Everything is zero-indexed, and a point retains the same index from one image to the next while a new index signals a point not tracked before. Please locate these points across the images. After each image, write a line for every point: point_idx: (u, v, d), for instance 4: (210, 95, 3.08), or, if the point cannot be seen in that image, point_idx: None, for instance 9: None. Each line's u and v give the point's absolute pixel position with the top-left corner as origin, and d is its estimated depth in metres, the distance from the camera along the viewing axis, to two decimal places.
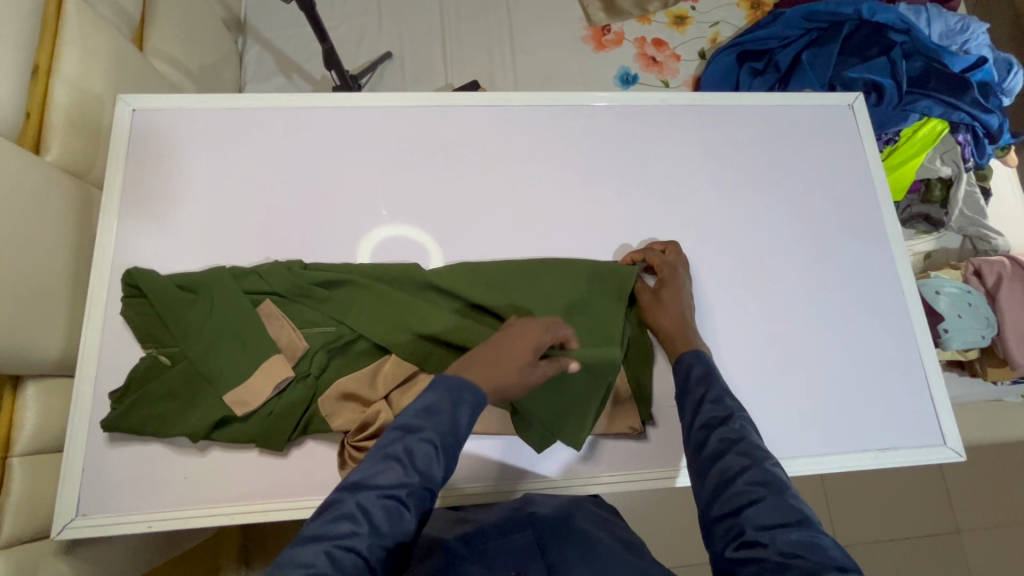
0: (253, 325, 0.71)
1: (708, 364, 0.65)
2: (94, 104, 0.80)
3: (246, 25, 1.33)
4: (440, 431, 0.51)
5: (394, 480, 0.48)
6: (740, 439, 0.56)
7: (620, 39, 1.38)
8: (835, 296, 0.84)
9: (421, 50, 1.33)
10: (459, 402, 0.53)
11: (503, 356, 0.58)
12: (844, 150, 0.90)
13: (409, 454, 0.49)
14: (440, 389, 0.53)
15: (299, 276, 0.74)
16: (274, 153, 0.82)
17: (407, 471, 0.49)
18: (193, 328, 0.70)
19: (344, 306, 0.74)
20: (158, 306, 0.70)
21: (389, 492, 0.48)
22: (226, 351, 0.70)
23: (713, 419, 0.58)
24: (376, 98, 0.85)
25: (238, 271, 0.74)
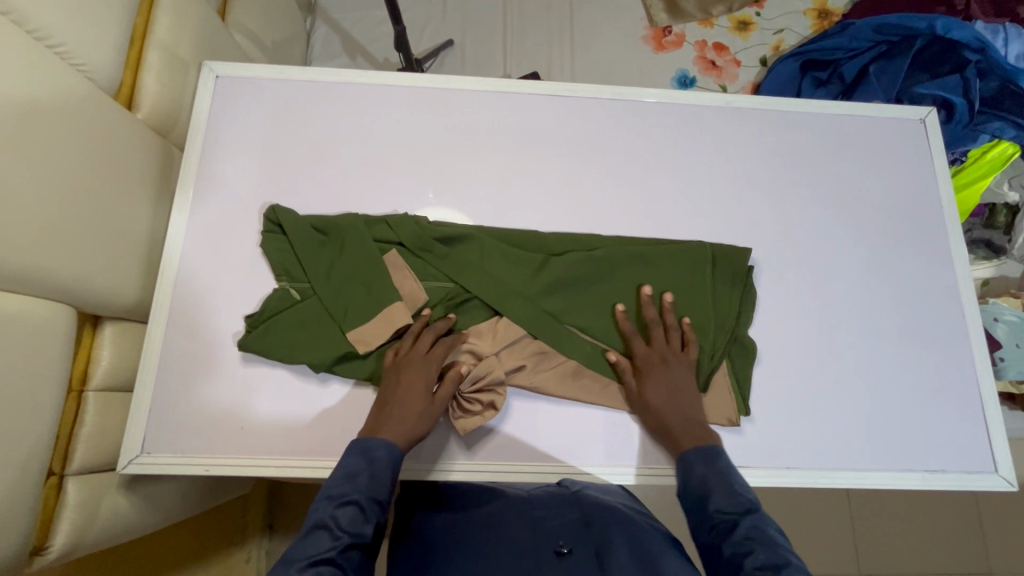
0: (381, 272, 0.75)
1: (702, 455, 0.66)
2: (181, 68, 0.84)
3: (316, 6, 1.38)
4: (362, 493, 0.58)
5: (325, 544, 0.53)
6: (727, 495, 0.60)
7: (680, 41, 1.37)
8: (894, 314, 0.82)
9: (481, 39, 1.35)
10: (381, 457, 0.62)
11: (405, 403, 0.66)
12: (913, 165, 0.88)
13: (336, 518, 0.56)
14: (360, 454, 0.62)
15: (427, 233, 0.77)
16: (344, 127, 0.85)
17: (336, 531, 0.55)
18: (324, 268, 0.75)
19: (464, 267, 0.77)
20: (296, 243, 0.75)
21: (324, 551, 0.53)
22: (354, 293, 0.74)
23: (699, 483, 0.63)
24: (446, 81, 0.87)
25: (369, 219, 0.78)
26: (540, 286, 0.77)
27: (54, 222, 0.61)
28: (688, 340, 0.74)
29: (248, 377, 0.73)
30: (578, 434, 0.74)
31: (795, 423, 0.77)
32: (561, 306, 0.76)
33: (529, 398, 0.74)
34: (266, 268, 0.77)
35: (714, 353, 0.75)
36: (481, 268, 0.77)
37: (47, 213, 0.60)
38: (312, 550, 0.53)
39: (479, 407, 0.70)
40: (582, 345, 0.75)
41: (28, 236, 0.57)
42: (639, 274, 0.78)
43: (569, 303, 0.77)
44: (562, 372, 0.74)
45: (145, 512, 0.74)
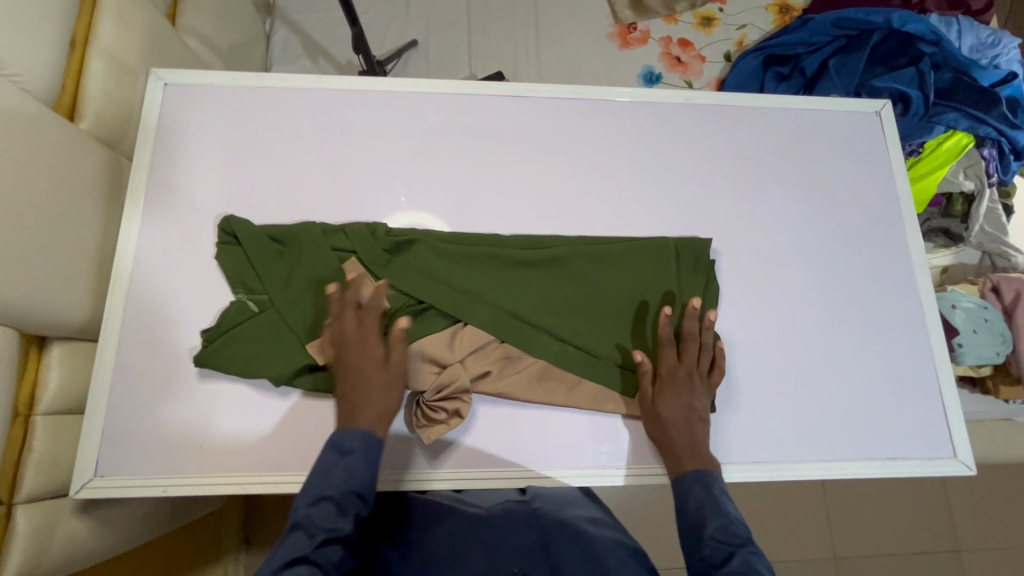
0: (341, 282, 0.73)
1: (704, 486, 0.66)
2: (128, 75, 0.81)
3: (275, 7, 1.34)
4: (363, 450, 0.63)
5: (336, 490, 0.59)
6: (722, 526, 0.61)
7: (645, 38, 1.38)
8: (856, 305, 0.83)
9: (445, 39, 1.34)
10: (351, 486, 0.60)
11: (367, 390, 0.66)
12: (869, 157, 0.89)
13: (343, 467, 0.61)
14: (324, 495, 0.59)
15: (379, 242, 0.75)
16: (301, 134, 0.83)
17: (342, 480, 0.60)
18: (283, 279, 0.73)
19: (422, 273, 0.74)
20: (253, 254, 0.73)
21: (333, 493, 0.59)
22: (314, 304, 0.72)
23: (697, 510, 0.64)
24: (405, 84, 0.86)
25: (327, 226, 0.75)
26: (503, 291, 0.75)
27: None
28: (716, 365, 0.74)
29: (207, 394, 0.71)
30: (544, 439, 0.73)
31: (761, 418, 0.78)
32: (524, 306, 0.75)
33: (494, 404, 0.74)
34: (221, 280, 0.75)
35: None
36: (437, 273, 0.75)
37: None
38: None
39: (445, 416, 0.69)
40: (549, 348, 0.74)
41: None
42: (602, 274, 0.77)
43: (533, 305, 0.75)
44: (530, 376, 0.73)
45: (104, 536, 0.72)
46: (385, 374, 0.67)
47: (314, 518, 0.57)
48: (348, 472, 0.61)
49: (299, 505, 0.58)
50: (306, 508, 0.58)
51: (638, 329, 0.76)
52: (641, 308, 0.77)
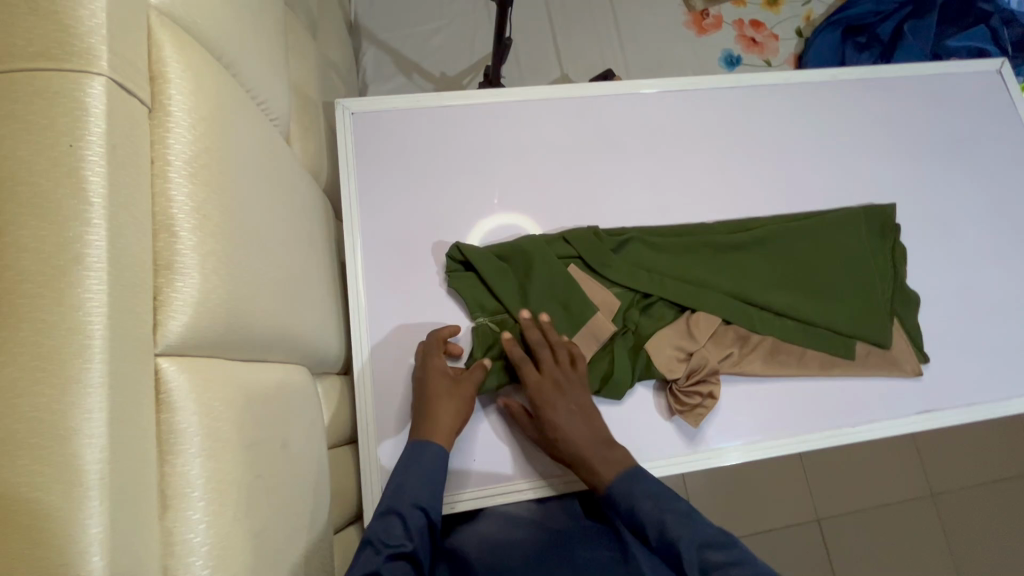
0: (575, 286, 0.76)
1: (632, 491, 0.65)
2: (313, 109, 0.81)
3: (358, 27, 1.34)
4: (431, 463, 0.65)
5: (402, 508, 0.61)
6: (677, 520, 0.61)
7: (719, 22, 1.42)
8: (1016, 251, 0.90)
9: (532, 43, 1.36)
10: (417, 504, 0.62)
11: (439, 407, 0.67)
12: (1000, 112, 0.97)
13: (404, 485, 0.63)
14: (393, 513, 0.61)
15: (605, 243, 0.78)
16: (489, 147, 0.84)
17: (404, 499, 0.62)
18: (519, 294, 0.76)
19: (642, 269, 0.78)
20: (486, 273, 0.75)
21: (401, 508, 0.61)
22: (556, 312, 0.75)
23: (668, 516, 0.61)
24: (576, 89, 0.88)
25: (547, 237, 0.78)
26: (723, 275, 0.79)
27: (296, 285, 0.59)
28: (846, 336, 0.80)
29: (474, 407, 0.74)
30: (784, 409, 0.78)
31: (959, 365, 0.83)
32: (741, 287, 0.79)
33: (733, 383, 0.78)
34: (453, 300, 0.77)
35: (886, 311, 0.81)
36: (661, 266, 0.79)
37: (290, 275, 0.58)
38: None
39: (698, 398, 0.74)
40: (774, 324, 0.78)
41: (288, 302, 0.55)
42: (803, 248, 0.82)
43: (751, 285, 0.79)
44: (763, 353, 0.77)
45: None
46: (450, 390, 0.68)
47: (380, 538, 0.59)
48: (418, 487, 0.63)
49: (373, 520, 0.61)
50: (381, 524, 0.60)
51: (844, 295, 0.81)
52: (844, 277, 0.82)
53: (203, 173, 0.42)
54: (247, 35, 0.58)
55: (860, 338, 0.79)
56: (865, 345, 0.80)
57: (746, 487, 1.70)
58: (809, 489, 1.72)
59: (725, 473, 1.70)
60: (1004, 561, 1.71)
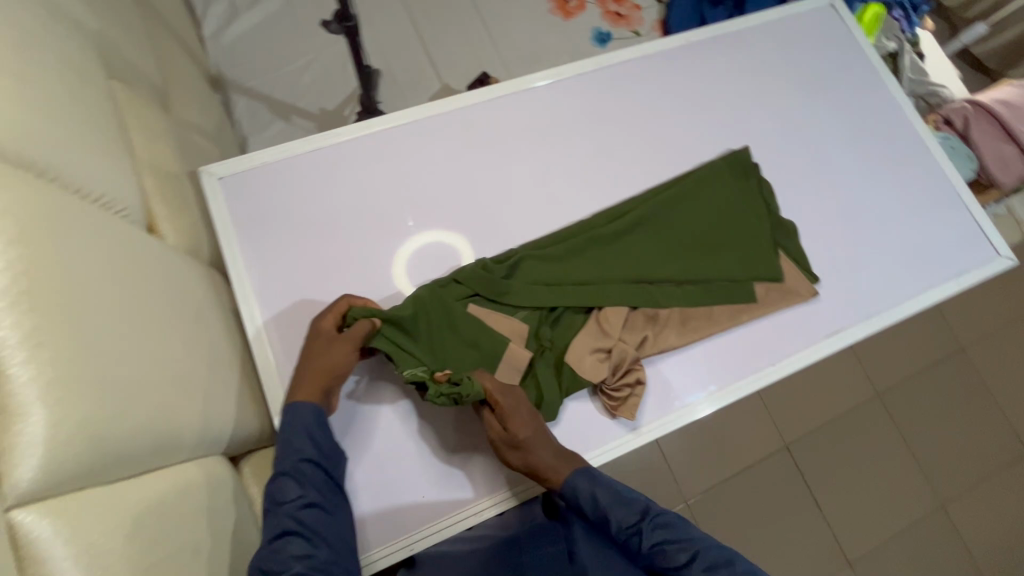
0: (480, 325, 0.75)
1: (587, 483, 0.68)
2: (177, 183, 0.78)
3: (222, 80, 1.29)
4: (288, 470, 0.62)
5: (276, 531, 0.58)
6: (624, 507, 0.67)
7: (582, 4, 1.45)
8: (879, 166, 0.98)
9: (406, 61, 1.35)
10: (303, 457, 0.62)
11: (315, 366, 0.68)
12: (840, 41, 1.04)
13: (279, 504, 0.60)
14: (283, 473, 0.62)
15: (495, 269, 0.78)
16: (371, 180, 0.83)
17: (279, 519, 0.59)
18: (432, 348, 0.74)
19: (540, 287, 0.79)
20: (390, 340, 0.71)
21: (277, 531, 0.58)
22: (473, 354, 0.75)
23: (623, 508, 0.67)
24: (446, 104, 0.88)
25: (435, 284, 0.77)
26: (618, 261, 0.82)
27: (184, 375, 0.56)
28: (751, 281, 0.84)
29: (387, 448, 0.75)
30: (702, 370, 0.82)
31: (852, 284, 0.90)
32: (637, 269, 0.82)
33: (651, 362, 0.81)
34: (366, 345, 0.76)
35: (772, 250, 0.86)
36: (558, 272, 0.80)
37: (174, 367, 0.55)
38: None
39: (625, 389, 0.77)
40: (679, 291, 0.82)
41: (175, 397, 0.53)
42: (682, 216, 0.86)
43: (644, 263, 0.82)
44: (675, 324, 0.80)
45: None
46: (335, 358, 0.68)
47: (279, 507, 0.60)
48: (296, 443, 0.63)
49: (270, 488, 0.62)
50: (275, 490, 0.61)
51: (731, 246, 0.85)
52: (728, 230, 0.86)
53: (26, 301, 0.41)
54: (62, 136, 0.55)
55: (756, 280, 0.84)
56: (764, 284, 0.85)
57: (716, 434, 1.77)
58: (771, 419, 1.81)
59: (695, 426, 1.76)
60: (952, 438, 1.86)
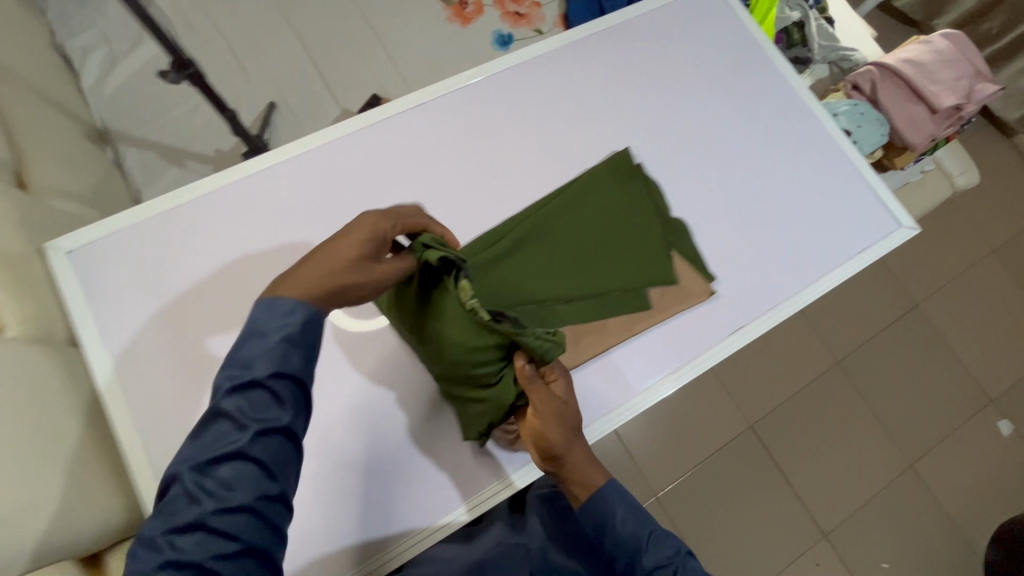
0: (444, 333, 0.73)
1: (627, 504, 0.69)
2: (22, 263, 0.74)
3: (109, 133, 1.24)
4: (263, 386, 0.51)
5: (223, 445, 0.49)
6: (663, 542, 0.68)
7: (480, 7, 1.41)
8: (774, 147, 0.95)
9: (300, 90, 1.30)
10: (277, 371, 0.52)
11: (320, 270, 0.56)
12: (724, 23, 1.02)
13: (227, 426, 0.50)
14: (242, 385, 0.51)
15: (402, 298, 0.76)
16: (232, 231, 0.79)
17: (223, 438, 0.49)
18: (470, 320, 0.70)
19: (443, 319, 0.71)
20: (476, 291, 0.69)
21: (226, 447, 0.49)
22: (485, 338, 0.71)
23: (659, 543, 0.68)
24: (302, 143, 0.84)
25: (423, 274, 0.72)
26: (507, 286, 0.77)
27: None
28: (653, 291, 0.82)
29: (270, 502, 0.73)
30: (641, 363, 0.80)
31: (750, 275, 0.86)
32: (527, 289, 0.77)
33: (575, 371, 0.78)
34: None
35: (661, 249, 0.83)
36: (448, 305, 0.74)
37: None
38: (228, 532, 0.47)
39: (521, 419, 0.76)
40: (571, 310, 0.78)
41: None
42: (568, 228, 0.82)
43: (534, 282, 0.79)
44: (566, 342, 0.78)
45: None
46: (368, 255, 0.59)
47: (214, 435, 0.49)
48: (278, 350, 0.52)
49: (220, 396, 0.51)
50: (277, 362, 0.52)
51: (621, 253, 0.83)
52: (614, 234, 0.83)
53: None
54: None
55: (647, 285, 0.82)
56: (657, 288, 0.82)
57: (679, 424, 1.75)
58: (733, 401, 1.80)
59: (657, 418, 1.75)
60: (915, 396, 1.86)
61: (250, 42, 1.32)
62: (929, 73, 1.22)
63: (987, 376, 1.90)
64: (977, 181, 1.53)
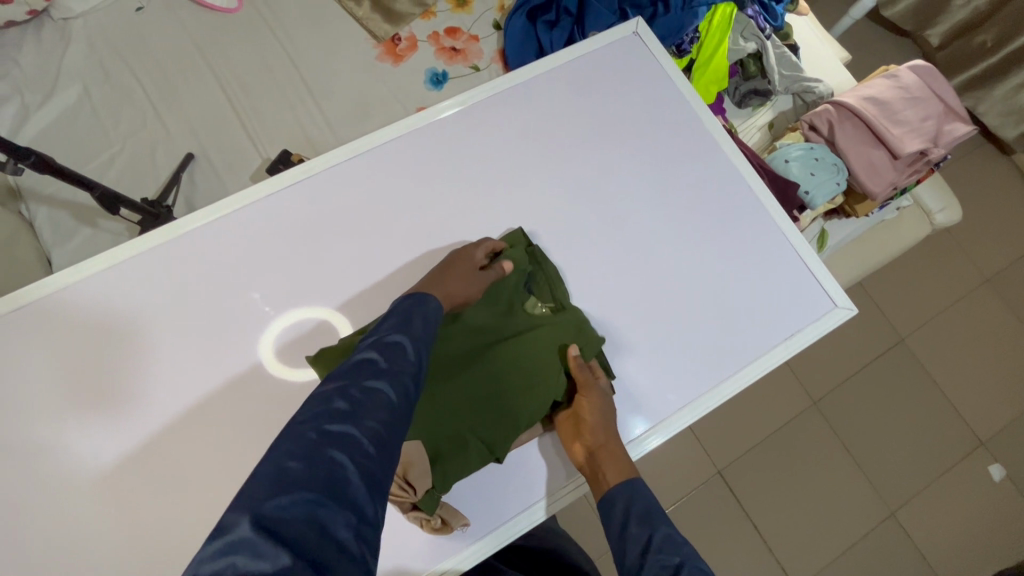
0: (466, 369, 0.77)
1: (643, 498, 0.69)
2: None
3: (22, 191, 1.20)
4: (410, 337, 0.56)
5: (369, 372, 0.49)
6: (670, 544, 0.62)
7: (413, 43, 1.33)
8: (692, 217, 0.92)
9: (221, 138, 1.24)
10: (401, 335, 0.55)
11: (446, 282, 0.75)
12: (647, 76, 0.98)
13: (382, 356, 0.52)
14: (375, 341, 0.54)
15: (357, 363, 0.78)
16: (122, 320, 0.84)
17: (381, 362, 0.51)
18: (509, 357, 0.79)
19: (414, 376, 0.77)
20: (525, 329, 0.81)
21: (369, 376, 0.49)
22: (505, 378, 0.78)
23: (664, 551, 0.60)
24: (208, 215, 0.89)
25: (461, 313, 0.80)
26: (460, 355, 0.78)
27: None
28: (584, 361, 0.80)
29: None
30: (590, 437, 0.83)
31: (657, 358, 0.85)
32: (468, 358, 0.78)
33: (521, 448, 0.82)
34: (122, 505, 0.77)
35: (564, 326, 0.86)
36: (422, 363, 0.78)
37: None
38: (335, 476, 0.41)
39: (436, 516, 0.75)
40: (522, 397, 0.77)
41: None
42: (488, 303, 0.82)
43: (473, 353, 0.78)
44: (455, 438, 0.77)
45: None
46: (465, 271, 0.77)
47: (366, 374, 0.49)
48: (399, 323, 0.58)
49: (366, 345, 0.53)
50: (397, 351, 0.53)
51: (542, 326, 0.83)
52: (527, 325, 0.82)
53: None
54: None
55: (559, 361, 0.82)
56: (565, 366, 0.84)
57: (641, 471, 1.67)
58: (700, 445, 1.71)
59: None
60: (898, 438, 1.74)
61: (169, 89, 1.26)
62: (891, 112, 1.12)
63: (977, 416, 1.77)
64: (959, 218, 1.40)
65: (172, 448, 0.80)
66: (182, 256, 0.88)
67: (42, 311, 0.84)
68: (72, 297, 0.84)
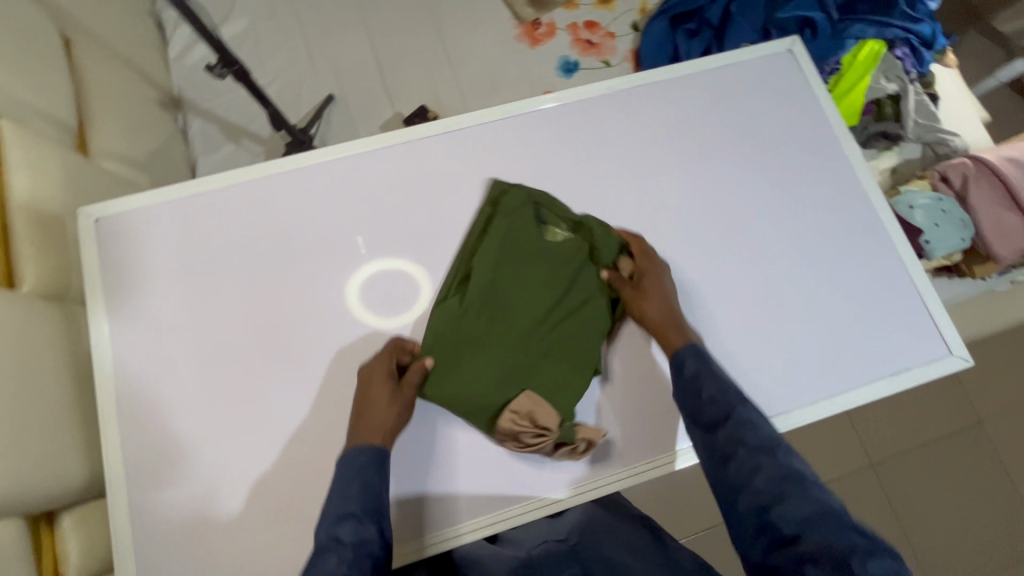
0: (516, 344, 0.81)
1: (699, 357, 0.73)
2: (57, 225, 0.81)
3: (182, 101, 1.32)
4: (364, 505, 0.61)
5: (337, 559, 0.56)
6: (721, 389, 0.69)
7: (552, 30, 1.38)
8: (816, 241, 0.91)
9: (361, 87, 1.34)
10: (360, 504, 0.61)
11: (374, 408, 0.74)
12: (794, 94, 0.99)
13: (342, 535, 0.58)
14: (346, 515, 0.60)
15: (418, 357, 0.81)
16: (251, 224, 0.86)
17: (345, 547, 0.57)
18: (552, 321, 0.82)
19: (463, 361, 0.80)
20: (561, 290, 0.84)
21: (339, 565, 0.55)
22: (558, 345, 0.82)
23: (717, 401, 0.67)
24: (335, 150, 0.90)
25: (484, 284, 0.83)
26: (504, 330, 0.81)
27: None
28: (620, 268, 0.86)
29: (207, 489, 0.75)
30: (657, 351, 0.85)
31: (758, 368, 0.85)
32: (519, 333, 0.82)
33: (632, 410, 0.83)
34: None
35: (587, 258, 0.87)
36: (465, 351, 0.80)
37: None
38: None
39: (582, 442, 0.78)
40: (576, 360, 0.81)
41: None
42: (510, 271, 0.84)
43: (518, 320, 0.82)
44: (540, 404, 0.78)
45: None
46: (383, 393, 0.75)
47: (331, 563, 0.56)
48: (360, 489, 0.63)
49: (332, 527, 0.59)
50: (360, 527, 0.59)
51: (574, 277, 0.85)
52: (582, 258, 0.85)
53: None
54: None
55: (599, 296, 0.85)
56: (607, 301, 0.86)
57: None
58: None
59: None
60: (955, 524, 1.65)
61: (325, 34, 1.37)
62: None
63: None
64: None
65: (281, 357, 0.81)
66: (322, 182, 0.89)
67: (176, 207, 0.86)
68: (213, 202, 0.86)
